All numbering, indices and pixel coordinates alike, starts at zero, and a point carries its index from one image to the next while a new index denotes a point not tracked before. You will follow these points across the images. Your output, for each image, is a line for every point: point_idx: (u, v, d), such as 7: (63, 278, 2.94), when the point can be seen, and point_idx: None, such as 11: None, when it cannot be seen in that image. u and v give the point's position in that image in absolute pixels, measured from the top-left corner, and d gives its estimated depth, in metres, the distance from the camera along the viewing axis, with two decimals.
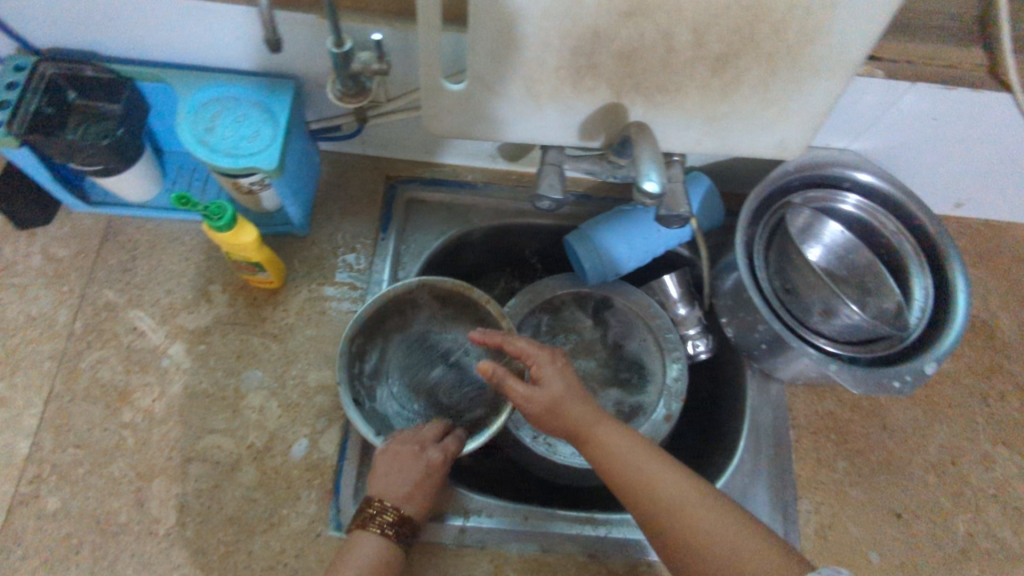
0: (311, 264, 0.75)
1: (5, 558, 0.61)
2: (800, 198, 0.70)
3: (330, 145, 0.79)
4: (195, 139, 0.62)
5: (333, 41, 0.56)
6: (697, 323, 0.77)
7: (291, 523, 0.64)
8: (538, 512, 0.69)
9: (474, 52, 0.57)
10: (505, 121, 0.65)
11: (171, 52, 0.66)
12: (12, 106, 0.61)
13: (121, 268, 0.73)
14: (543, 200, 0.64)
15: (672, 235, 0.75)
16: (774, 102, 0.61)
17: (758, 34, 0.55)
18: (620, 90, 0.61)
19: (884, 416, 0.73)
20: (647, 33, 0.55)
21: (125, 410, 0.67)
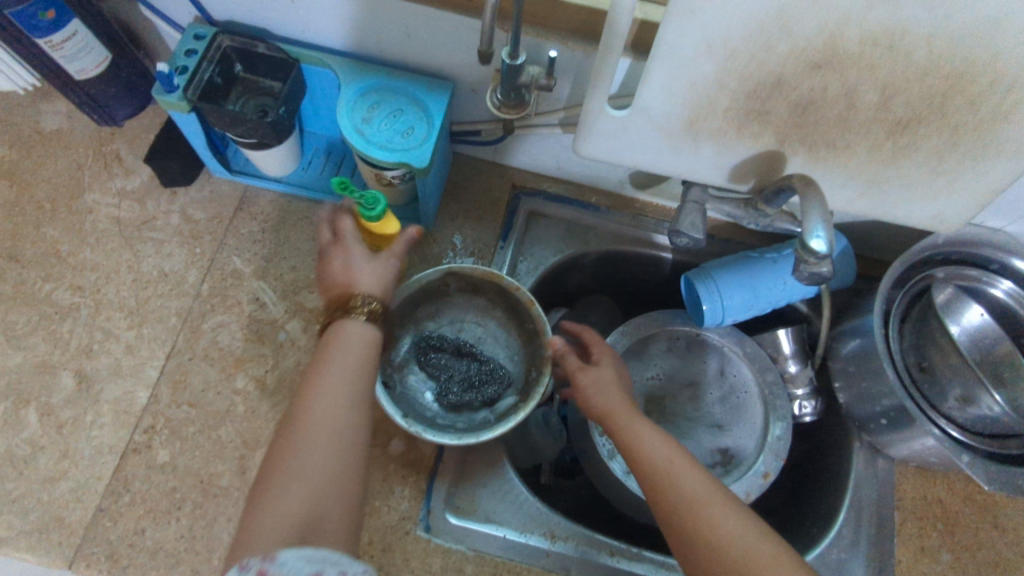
0: (430, 262, 0.75)
1: (113, 501, 0.63)
2: (942, 273, 0.67)
3: (464, 148, 0.79)
4: (352, 129, 0.64)
5: (508, 51, 0.56)
6: (807, 383, 0.75)
7: (381, 516, 0.64)
8: (625, 549, 0.67)
9: (648, 84, 0.57)
10: (656, 153, 0.64)
11: (340, 40, 0.67)
12: (190, 72, 0.64)
13: (252, 238, 0.75)
14: (681, 237, 0.66)
15: (797, 290, 0.72)
16: (944, 173, 0.59)
17: (948, 104, 0.53)
18: (785, 139, 0.59)
19: (996, 514, 0.69)
20: (832, 87, 0.54)
21: (239, 377, 0.68)
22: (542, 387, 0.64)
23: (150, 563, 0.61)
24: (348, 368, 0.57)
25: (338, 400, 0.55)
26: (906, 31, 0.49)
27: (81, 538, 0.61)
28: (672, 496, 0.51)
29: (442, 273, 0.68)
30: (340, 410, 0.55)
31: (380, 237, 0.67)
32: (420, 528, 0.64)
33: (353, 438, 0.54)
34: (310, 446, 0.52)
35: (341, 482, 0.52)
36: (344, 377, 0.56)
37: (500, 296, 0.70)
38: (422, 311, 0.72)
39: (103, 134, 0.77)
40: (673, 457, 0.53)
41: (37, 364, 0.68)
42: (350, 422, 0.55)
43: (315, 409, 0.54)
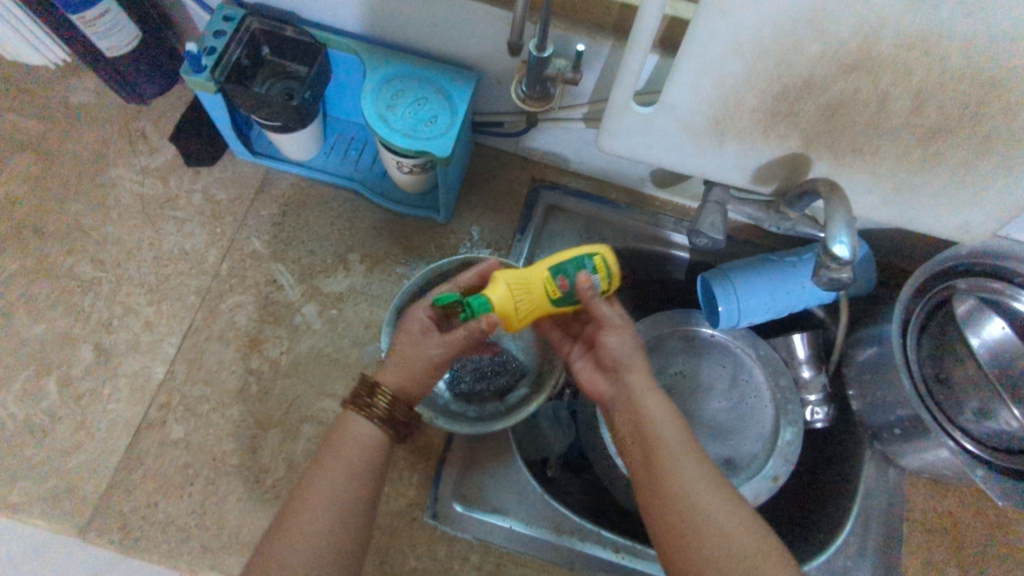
0: (447, 251, 0.76)
1: (128, 474, 0.64)
2: (964, 284, 0.66)
3: (486, 139, 0.79)
4: (377, 116, 0.64)
5: (535, 44, 0.56)
6: (820, 390, 0.75)
7: (390, 501, 0.65)
8: (631, 546, 0.66)
9: (676, 81, 0.56)
10: (679, 151, 0.63)
11: (367, 26, 0.67)
12: (218, 53, 0.64)
13: (272, 221, 0.75)
14: (701, 237, 0.66)
15: (815, 295, 0.71)
16: (972, 183, 0.58)
17: (981, 112, 0.53)
18: (811, 142, 0.59)
19: (1007, 530, 0.68)
20: (863, 91, 0.53)
21: (254, 357, 0.69)
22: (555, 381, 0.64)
23: (162, 537, 0.61)
24: (348, 470, 0.51)
25: (328, 516, 0.49)
26: (943, 38, 0.48)
27: (95, 508, 0.62)
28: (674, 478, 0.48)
29: (458, 263, 0.68)
30: (327, 526, 0.49)
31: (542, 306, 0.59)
32: (428, 515, 0.65)
33: (336, 563, 0.48)
34: (288, 562, 0.47)
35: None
36: (340, 485, 0.50)
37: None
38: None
39: (129, 111, 0.78)
40: (681, 444, 0.50)
41: (58, 336, 0.69)
42: (339, 544, 0.49)
43: (303, 518, 0.49)
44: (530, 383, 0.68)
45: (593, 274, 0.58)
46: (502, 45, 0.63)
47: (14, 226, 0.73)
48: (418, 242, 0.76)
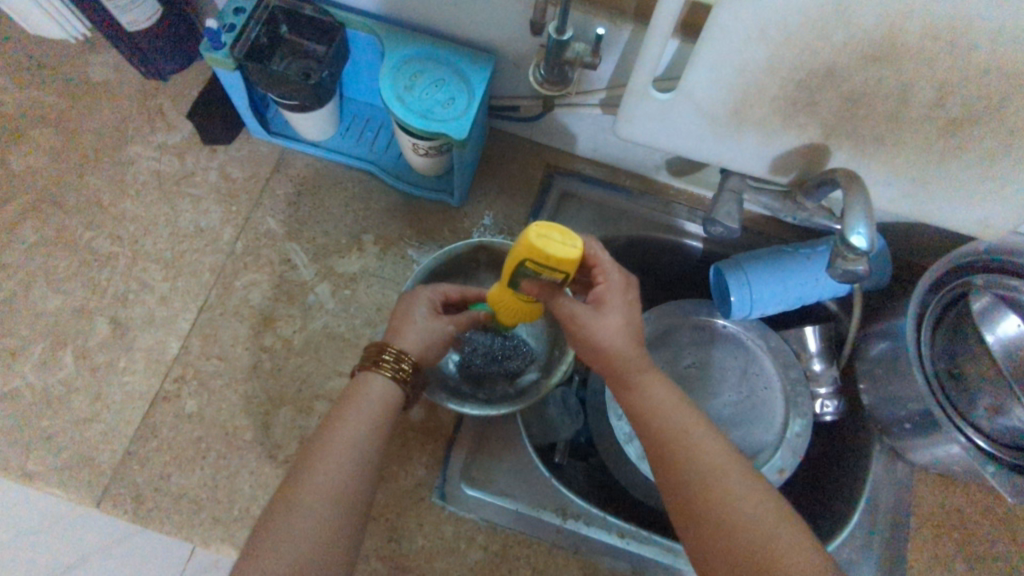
0: (460, 235, 0.76)
1: (142, 446, 0.65)
2: (983, 280, 0.65)
3: (502, 124, 0.79)
4: (394, 96, 0.64)
5: (556, 27, 0.56)
6: (830, 382, 0.75)
7: (398, 481, 0.65)
8: (636, 532, 0.67)
9: (696, 67, 0.56)
10: (698, 139, 0.63)
11: (386, 7, 0.67)
12: (238, 31, 0.64)
13: (287, 200, 0.76)
14: (716, 226, 0.66)
15: (829, 288, 0.71)
16: (994, 177, 0.58)
17: (1007, 106, 0.52)
18: (831, 132, 0.58)
19: (1015, 528, 0.68)
20: (887, 80, 0.53)
21: (267, 335, 0.70)
22: (565, 366, 0.64)
23: (174, 508, 0.62)
24: (367, 423, 0.52)
25: (344, 466, 0.49)
26: (971, 27, 0.47)
27: (109, 478, 0.63)
28: (687, 458, 0.47)
29: (471, 247, 0.68)
30: (344, 476, 0.49)
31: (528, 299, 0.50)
32: (435, 496, 0.65)
33: (348, 518, 0.48)
34: (303, 510, 0.47)
35: (325, 560, 0.46)
36: (359, 438, 0.51)
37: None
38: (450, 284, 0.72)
39: (148, 88, 0.79)
40: (692, 426, 0.49)
41: (75, 309, 0.69)
42: (354, 495, 0.49)
43: (322, 466, 0.49)
44: (540, 367, 0.69)
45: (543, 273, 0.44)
46: (521, 27, 0.63)
47: (33, 199, 0.73)
48: (431, 226, 0.76)
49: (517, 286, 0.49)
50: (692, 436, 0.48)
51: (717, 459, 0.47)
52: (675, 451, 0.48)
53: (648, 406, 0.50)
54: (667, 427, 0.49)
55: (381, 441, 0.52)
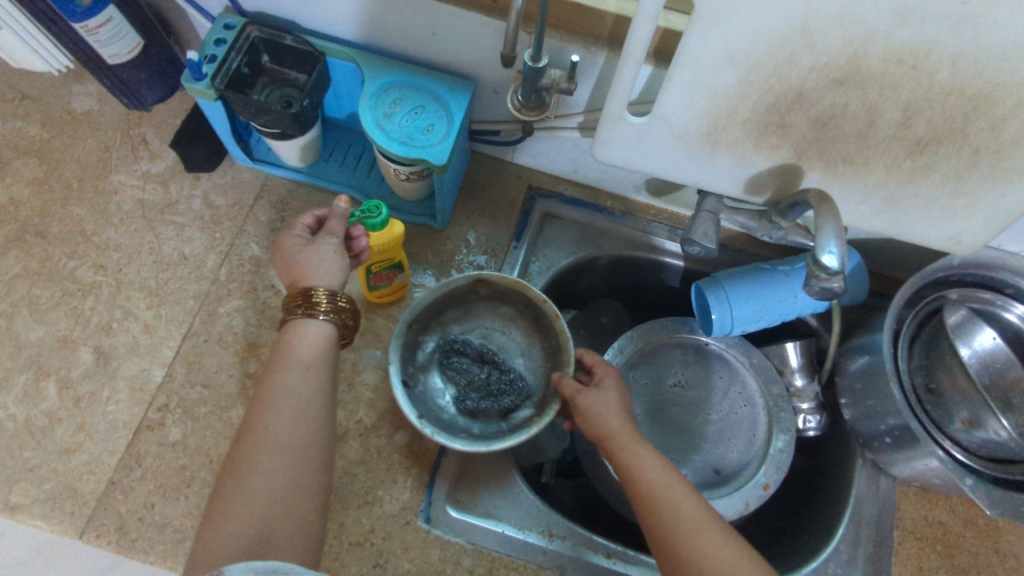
0: (443, 258, 0.76)
1: (125, 476, 0.64)
2: (956, 295, 0.67)
3: (483, 147, 0.80)
4: (374, 123, 0.65)
5: (531, 54, 0.57)
6: (812, 398, 0.75)
7: (384, 505, 0.66)
8: (621, 552, 0.67)
9: (669, 92, 0.57)
10: (673, 161, 0.64)
11: (366, 36, 0.68)
12: (219, 61, 0.65)
13: (270, 226, 0.76)
14: (694, 246, 0.65)
15: (807, 304, 0.72)
16: (964, 195, 0.59)
17: (971, 125, 0.53)
18: (802, 153, 0.60)
19: (998, 539, 0.68)
20: (853, 103, 0.54)
21: (251, 361, 0.70)
22: (557, 404, 0.64)
23: (158, 538, 0.62)
24: (304, 368, 0.56)
25: (295, 417, 0.54)
26: (930, 52, 0.49)
27: (93, 509, 0.63)
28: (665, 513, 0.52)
29: (471, 280, 0.69)
30: (292, 421, 0.54)
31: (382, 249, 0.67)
32: (420, 519, 0.65)
33: (305, 457, 0.53)
34: (261, 460, 0.52)
35: (296, 493, 0.52)
36: (296, 385, 0.55)
37: (526, 306, 0.71)
38: (449, 315, 0.73)
39: (131, 117, 0.79)
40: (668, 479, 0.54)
41: (58, 339, 0.70)
42: (312, 436, 0.54)
43: (267, 420, 0.53)
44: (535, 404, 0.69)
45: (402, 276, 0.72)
46: (498, 54, 0.64)
47: (17, 229, 0.74)
48: (415, 249, 0.77)
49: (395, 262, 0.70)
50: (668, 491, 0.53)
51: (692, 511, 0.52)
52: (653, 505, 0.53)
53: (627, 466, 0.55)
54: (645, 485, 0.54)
55: (324, 384, 0.57)
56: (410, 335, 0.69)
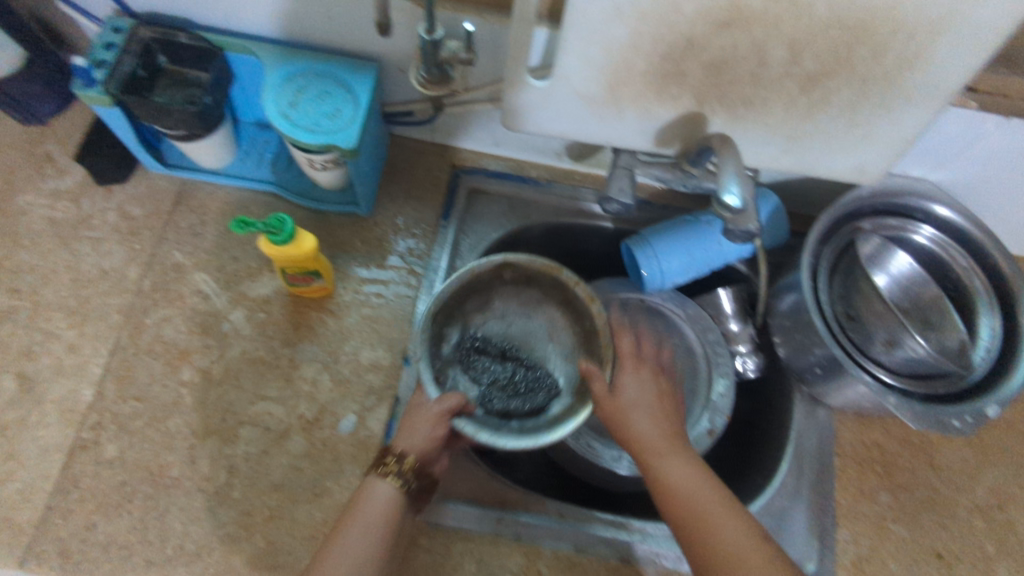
0: (372, 244, 0.76)
1: (62, 499, 0.63)
2: (870, 224, 0.70)
3: (400, 130, 0.80)
4: (278, 113, 0.64)
5: (425, 26, 0.57)
6: (748, 340, 0.78)
7: (334, 495, 0.65)
8: (575, 511, 0.68)
9: (566, 52, 0.58)
10: (582, 122, 0.65)
11: (260, 25, 0.67)
12: (110, 65, 0.63)
13: (192, 232, 0.75)
14: (611, 204, 0.66)
15: (731, 250, 0.74)
16: (860, 125, 0.61)
17: (855, 55, 0.55)
18: (703, 99, 0.61)
19: (932, 454, 0.72)
20: (742, 44, 0.55)
21: (184, 369, 0.69)
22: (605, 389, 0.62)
23: (103, 557, 0.61)
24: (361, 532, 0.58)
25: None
26: None
27: (30, 536, 0.61)
28: (710, 543, 0.52)
29: (494, 267, 0.69)
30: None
31: (289, 261, 0.64)
32: None
33: None
34: None
35: None
36: (358, 546, 0.57)
37: (555, 286, 0.70)
38: (470, 306, 0.73)
39: (32, 135, 0.77)
40: (709, 509, 0.53)
41: None
42: None
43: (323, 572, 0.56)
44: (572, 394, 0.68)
45: (322, 282, 0.70)
46: (398, 34, 0.64)
47: None
48: (342, 238, 0.76)
49: (314, 272, 0.67)
50: (709, 521, 0.53)
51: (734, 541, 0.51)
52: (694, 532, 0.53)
53: (664, 482, 0.56)
54: (687, 506, 0.54)
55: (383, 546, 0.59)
56: (434, 329, 0.68)
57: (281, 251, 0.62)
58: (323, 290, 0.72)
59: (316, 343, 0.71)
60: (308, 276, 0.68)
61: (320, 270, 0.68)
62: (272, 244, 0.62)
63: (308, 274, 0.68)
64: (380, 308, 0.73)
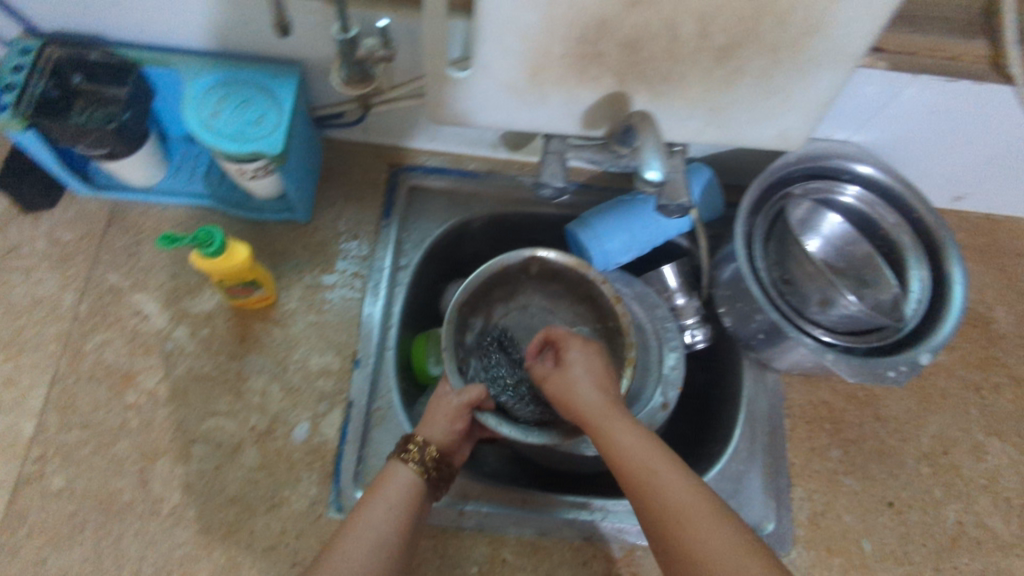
0: (314, 249, 0.75)
1: (11, 536, 0.61)
2: (800, 189, 0.71)
3: (333, 132, 0.79)
4: (199, 124, 0.63)
5: (338, 26, 0.57)
6: (695, 313, 0.78)
7: (292, 504, 0.65)
8: (537, 496, 0.68)
9: (481, 40, 0.58)
10: (508, 110, 0.65)
11: (174, 37, 0.66)
12: (20, 88, 0.62)
13: (127, 252, 0.73)
14: (545, 188, 0.67)
15: (671, 226, 0.75)
16: (776, 92, 0.62)
17: (762, 25, 0.56)
18: (623, 79, 0.61)
19: (878, 406, 0.74)
20: (653, 21, 0.55)
21: (129, 392, 0.68)
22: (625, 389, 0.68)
23: None
24: (385, 508, 0.58)
25: (369, 553, 0.54)
26: None
27: None
28: (656, 496, 0.51)
29: (523, 260, 0.72)
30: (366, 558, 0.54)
31: (223, 272, 0.63)
32: (331, 510, 0.65)
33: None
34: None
35: None
36: (377, 520, 0.56)
37: (580, 283, 0.74)
38: (496, 295, 0.78)
39: None
40: (655, 463, 0.52)
41: None
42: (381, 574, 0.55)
43: (340, 549, 0.54)
44: None
45: (264, 292, 0.69)
46: (315, 36, 0.63)
47: None
48: (282, 246, 0.75)
49: (252, 282, 0.67)
50: (654, 474, 0.52)
51: (678, 491, 0.50)
52: (638, 485, 0.52)
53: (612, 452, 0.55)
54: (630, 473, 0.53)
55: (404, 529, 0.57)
56: (462, 317, 0.74)
57: (209, 262, 0.62)
58: (268, 300, 0.71)
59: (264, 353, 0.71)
60: (247, 287, 0.68)
61: (258, 279, 0.67)
62: (202, 257, 0.61)
63: (246, 285, 0.67)
64: (327, 313, 0.73)
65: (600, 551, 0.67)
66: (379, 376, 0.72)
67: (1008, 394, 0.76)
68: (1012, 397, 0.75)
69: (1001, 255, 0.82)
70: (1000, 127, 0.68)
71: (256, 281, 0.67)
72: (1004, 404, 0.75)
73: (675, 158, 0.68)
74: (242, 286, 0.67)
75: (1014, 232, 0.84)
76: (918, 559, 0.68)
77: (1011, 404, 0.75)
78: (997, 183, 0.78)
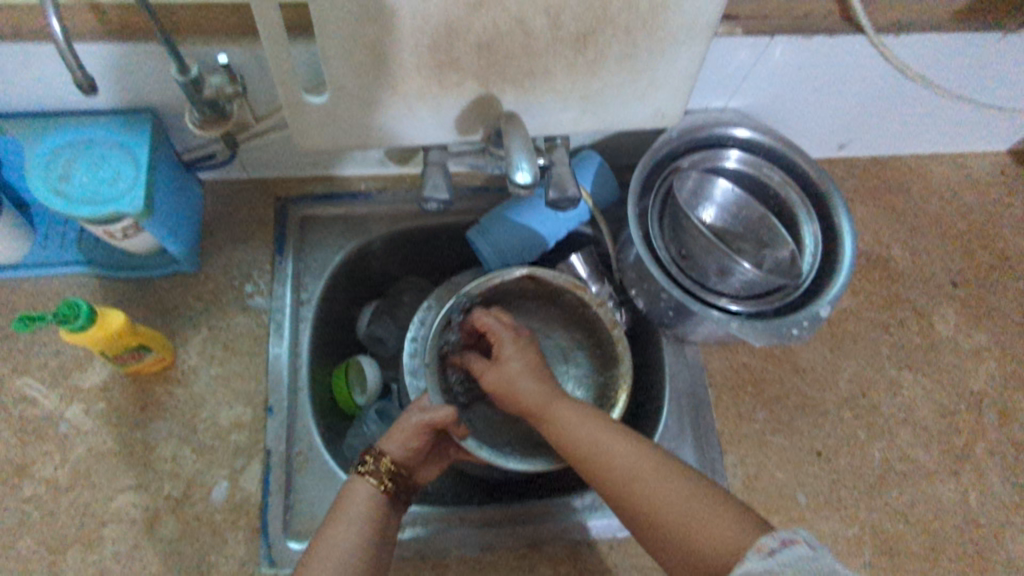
0: (208, 298, 0.72)
1: None
2: (686, 162, 0.72)
3: (210, 174, 0.76)
4: (47, 190, 0.58)
5: (176, 68, 0.54)
6: (609, 297, 0.78)
7: (221, 569, 0.62)
8: (473, 512, 0.68)
9: (330, 61, 0.55)
10: (377, 127, 0.63)
11: (8, 100, 0.61)
12: None
13: (1, 336, 0.68)
14: (430, 203, 0.64)
15: (569, 217, 0.75)
16: (641, 73, 0.62)
17: (611, 9, 0.55)
18: (487, 81, 0.60)
19: (795, 360, 0.76)
20: (501, 21, 0.54)
21: (25, 485, 0.63)
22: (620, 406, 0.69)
23: None
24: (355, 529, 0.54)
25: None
26: None
27: None
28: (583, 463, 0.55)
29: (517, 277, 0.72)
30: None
31: (99, 344, 0.60)
32: (264, 566, 0.62)
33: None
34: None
35: None
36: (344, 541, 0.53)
37: (575, 304, 0.74)
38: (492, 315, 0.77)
39: None
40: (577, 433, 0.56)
41: None
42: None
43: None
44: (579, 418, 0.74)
45: (155, 354, 0.66)
46: (158, 78, 0.60)
47: None
48: (173, 301, 0.71)
49: (137, 346, 0.63)
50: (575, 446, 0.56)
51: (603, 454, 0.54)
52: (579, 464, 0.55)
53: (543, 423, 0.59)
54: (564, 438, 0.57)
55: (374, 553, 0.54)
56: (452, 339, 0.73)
57: (81, 335, 0.58)
58: (162, 361, 0.67)
59: (166, 418, 0.67)
60: (135, 353, 0.64)
61: (143, 342, 0.63)
62: (74, 333, 0.58)
63: (132, 353, 0.63)
64: (230, 363, 0.70)
65: (545, 556, 0.66)
66: (295, 418, 0.70)
67: (913, 327, 0.78)
68: (918, 329, 0.78)
69: (889, 194, 0.85)
70: (864, 75, 0.70)
71: (141, 344, 0.63)
72: (911, 337, 0.78)
73: (556, 152, 0.68)
74: (127, 353, 0.63)
75: (899, 170, 0.87)
76: (852, 502, 0.69)
77: (917, 336, 0.78)
78: (876, 127, 0.81)
